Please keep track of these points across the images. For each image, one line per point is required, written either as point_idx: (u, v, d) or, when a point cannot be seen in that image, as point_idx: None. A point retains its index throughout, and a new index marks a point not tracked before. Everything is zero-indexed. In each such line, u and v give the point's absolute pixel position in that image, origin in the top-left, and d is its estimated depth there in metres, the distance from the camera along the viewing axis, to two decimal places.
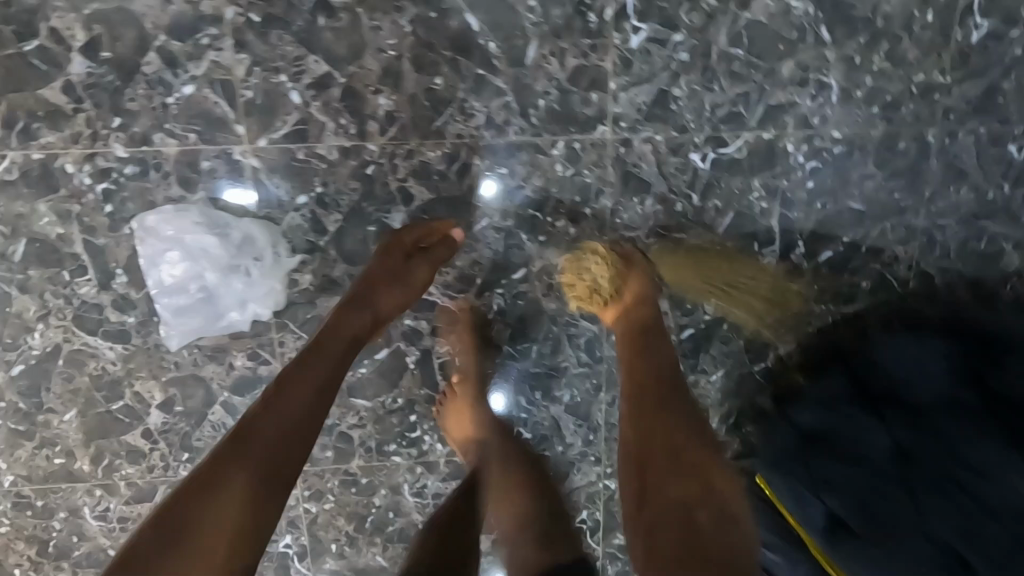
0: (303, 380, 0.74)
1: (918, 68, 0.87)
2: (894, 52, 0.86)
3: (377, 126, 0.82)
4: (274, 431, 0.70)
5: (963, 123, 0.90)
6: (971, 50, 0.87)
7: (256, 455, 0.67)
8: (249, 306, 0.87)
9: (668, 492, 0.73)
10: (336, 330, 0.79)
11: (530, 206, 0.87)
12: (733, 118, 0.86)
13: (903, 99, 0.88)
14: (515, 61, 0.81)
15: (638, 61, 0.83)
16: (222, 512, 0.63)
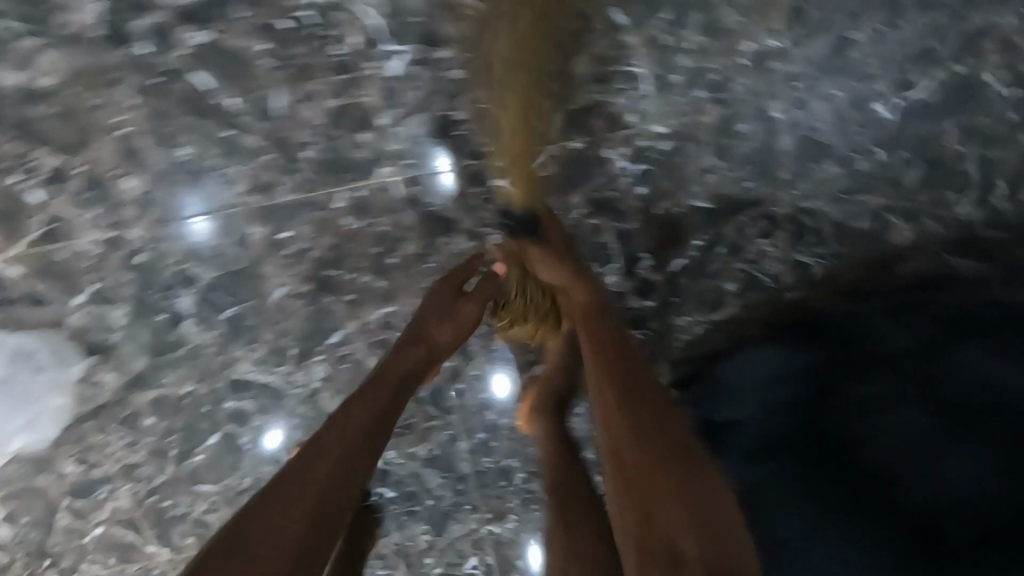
0: (356, 414, 0.62)
1: (743, 36, 0.73)
2: (708, 23, 0.72)
3: (133, 210, 0.74)
4: (334, 469, 0.57)
5: (814, 89, 0.76)
6: (804, 3, 0.72)
7: (307, 502, 0.54)
8: (42, 424, 0.84)
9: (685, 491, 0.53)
10: (392, 373, 0.68)
11: (327, 266, 0.79)
12: (533, 132, 0.75)
13: (732, 75, 0.74)
14: (264, 114, 0.72)
15: (405, 90, 0.72)
16: (285, 554, 0.50)
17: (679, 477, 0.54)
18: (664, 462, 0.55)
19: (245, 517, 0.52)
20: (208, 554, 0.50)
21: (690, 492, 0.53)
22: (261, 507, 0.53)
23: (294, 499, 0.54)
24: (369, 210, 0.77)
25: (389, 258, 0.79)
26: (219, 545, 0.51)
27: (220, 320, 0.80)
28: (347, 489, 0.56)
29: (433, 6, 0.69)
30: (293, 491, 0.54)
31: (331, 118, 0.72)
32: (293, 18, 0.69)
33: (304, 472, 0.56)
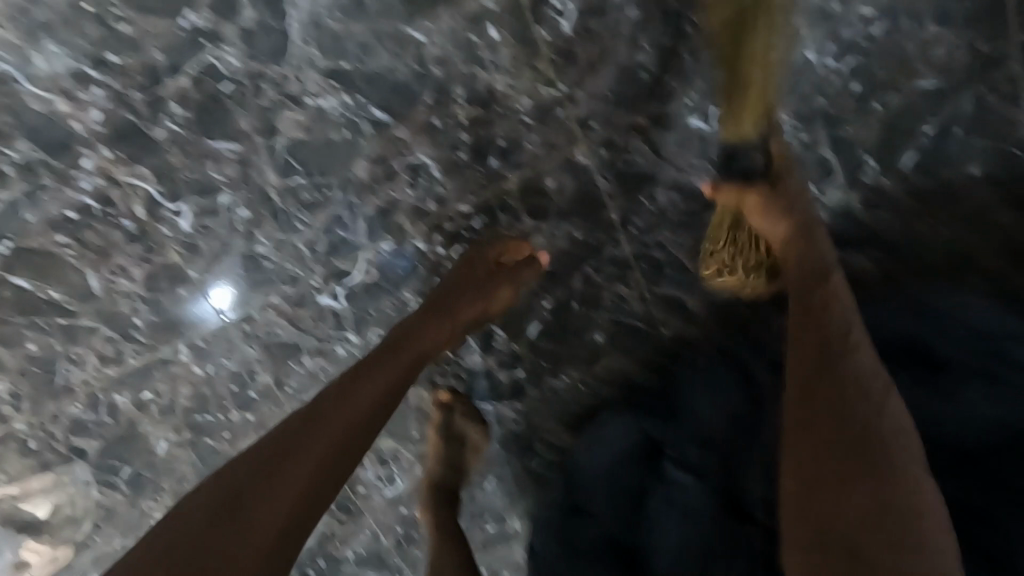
0: (368, 387, 0.62)
1: (517, 94, 0.68)
2: (475, 93, 0.68)
3: (11, 406, 0.80)
4: (340, 420, 0.59)
5: (613, 124, 0.70)
6: (570, 43, 0.66)
7: (309, 461, 0.55)
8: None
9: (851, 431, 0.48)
10: (416, 337, 0.67)
11: (196, 413, 0.81)
12: (340, 244, 0.73)
13: (521, 136, 0.70)
14: (86, 296, 0.75)
15: (202, 240, 0.73)
16: (277, 510, 0.52)
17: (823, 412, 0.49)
18: (822, 401, 0.50)
19: (242, 478, 0.54)
20: (211, 512, 0.52)
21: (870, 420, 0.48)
22: (270, 466, 0.54)
23: (296, 460, 0.55)
24: (213, 355, 0.78)
25: (250, 392, 0.80)
26: (217, 502, 0.52)
27: (120, 481, 0.85)
28: (346, 458, 0.57)
29: (198, 158, 0.69)
30: (300, 453, 0.55)
31: (146, 283, 0.74)
32: (76, 206, 0.70)
33: (295, 436, 0.57)
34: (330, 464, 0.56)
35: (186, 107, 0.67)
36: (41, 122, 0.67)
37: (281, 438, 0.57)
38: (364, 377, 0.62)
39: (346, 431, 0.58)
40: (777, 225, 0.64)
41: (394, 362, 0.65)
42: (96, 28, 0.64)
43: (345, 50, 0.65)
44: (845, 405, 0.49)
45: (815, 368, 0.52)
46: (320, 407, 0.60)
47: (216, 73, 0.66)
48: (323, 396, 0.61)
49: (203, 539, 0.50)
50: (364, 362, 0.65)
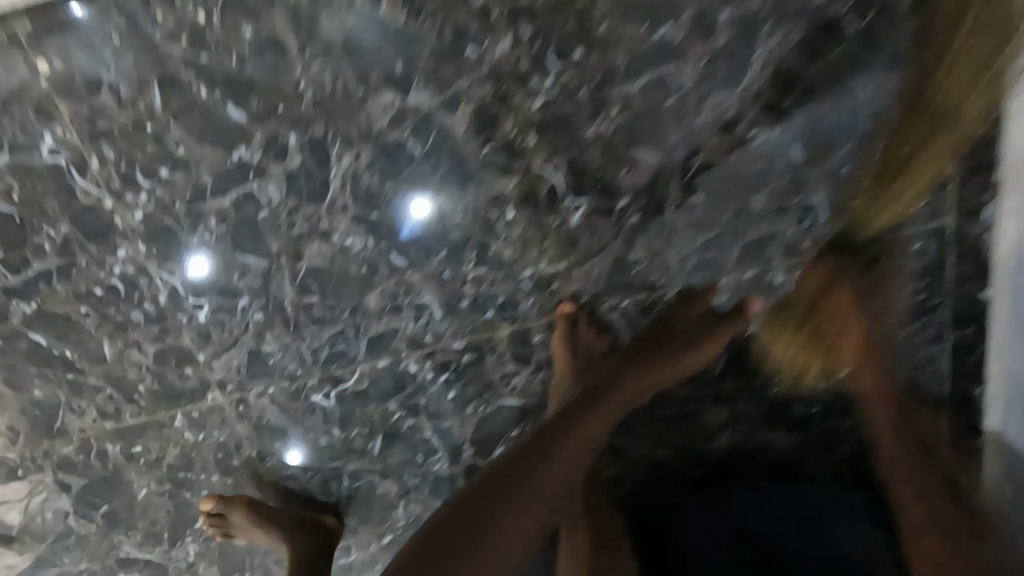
0: (588, 428, 0.72)
1: (522, 264, 0.76)
2: (487, 256, 0.76)
3: (7, 437, 0.86)
4: (569, 461, 0.70)
5: (602, 302, 0.79)
6: (575, 233, 0.75)
7: (542, 467, 0.68)
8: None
9: (890, 446, 0.77)
10: (621, 399, 0.74)
11: (178, 469, 0.88)
12: (341, 356, 0.81)
13: (519, 297, 0.78)
14: (96, 359, 0.81)
15: (216, 332, 0.79)
16: (517, 530, 0.67)
17: (871, 389, 0.78)
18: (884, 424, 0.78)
19: (438, 542, 0.65)
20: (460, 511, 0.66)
21: (901, 447, 0.77)
22: (486, 521, 0.66)
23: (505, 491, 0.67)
24: (206, 425, 0.85)
25: (232, 461, 0.88)
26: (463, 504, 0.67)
27: (97, 516, 0.92)
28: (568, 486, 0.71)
29: (225, 266, 0.76)
30: (498, 507, 0.66)
31: (155, 358, 0.81)
32: (103, 284, 0.76)
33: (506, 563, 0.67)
34: (569, 477, 0.70)
35: (223, 222, 0.73)
36: (83, 211, 0.72)
37: (518, 452, 0.70)
38: (582, 423, 0.72)
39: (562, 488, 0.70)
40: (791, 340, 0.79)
41: (584, 423, 0.72)
42: (152, 146, 0.70)
43: (377, 203, 0.73)
44: (885, 441, 0.78)
45: (915, 467, 0.75)
46: (553, 430, 0.71)
47: (256, 202, 0.72)
48: (525, 448, 0.70)
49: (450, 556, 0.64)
50: (593, 396, 0.73)
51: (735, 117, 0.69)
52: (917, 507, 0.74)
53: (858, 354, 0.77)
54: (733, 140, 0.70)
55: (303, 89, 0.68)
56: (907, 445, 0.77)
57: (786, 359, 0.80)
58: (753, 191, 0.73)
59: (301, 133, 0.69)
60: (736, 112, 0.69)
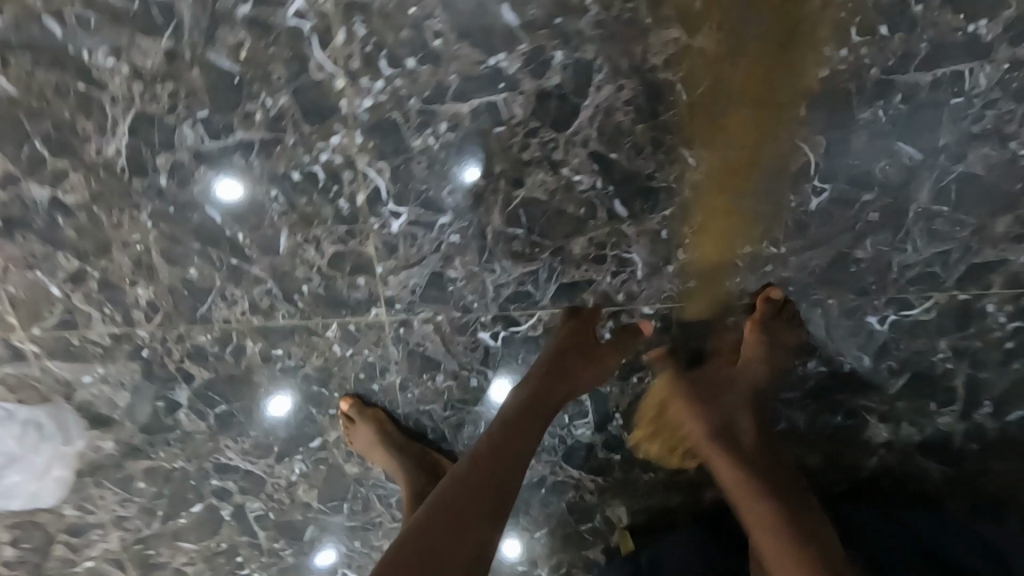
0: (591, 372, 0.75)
1: (741, 239, 0.74)
2: (710, 223, 0.73)
3: (141, 313, 0.79)
4: (534, 418, 0.71)
5: (806, 296, 0.76)
6: (807, 218, 0.72)
7: (530, 443, 0.70)
8: (49, 484, 0.91)
9: (803, 497, 0.71)
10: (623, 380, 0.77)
11: (314, 382, 0.84)
12: (524, 296, 0.78)
13: (726, 272, 0.75)
14: (268, 249, 0.75)
15: (405, 245, 0.75)
16: (491, 511, 0.63)
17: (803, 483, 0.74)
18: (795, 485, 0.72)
19: (452, 507, 0.62)
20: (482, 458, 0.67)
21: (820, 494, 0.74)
22: (487, 481, 0.65)
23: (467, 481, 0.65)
24: (360, 341, 0.81)
25: (372, 384, 0.84)
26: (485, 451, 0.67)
27: (210, 414, 0.86)
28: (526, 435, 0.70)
29: (438, 177, 0.71)
30: (517, 444, 0.69)
31: (332, 260, 0.76)
32: (304, 170, 0.71)
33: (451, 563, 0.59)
34: (528, 431, 0.70)
35: (453, 130, 0.69)
36: (311, 86, 0.66)
37: (513, 416, 0.71)
38: (582, 372, 0.74)
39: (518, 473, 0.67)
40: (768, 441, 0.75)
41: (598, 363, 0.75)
42: (408, 31, 0.63)
43: (621, 144, 0.69)
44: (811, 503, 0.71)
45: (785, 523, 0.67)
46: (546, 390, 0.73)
47: (495, 115, 0.68)
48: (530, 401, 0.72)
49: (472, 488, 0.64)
50: (593, 350, 0.75)
51: (1015, 134, 0.67)
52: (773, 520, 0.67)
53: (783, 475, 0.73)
54: (1003, 156, 0.68)
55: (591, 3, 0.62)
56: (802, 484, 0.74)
57: (773, 450, 0.75)
58: (1000, 214, 0.71)
59: (572, 53, 0.64)
60: (1017, 128, 0.66)
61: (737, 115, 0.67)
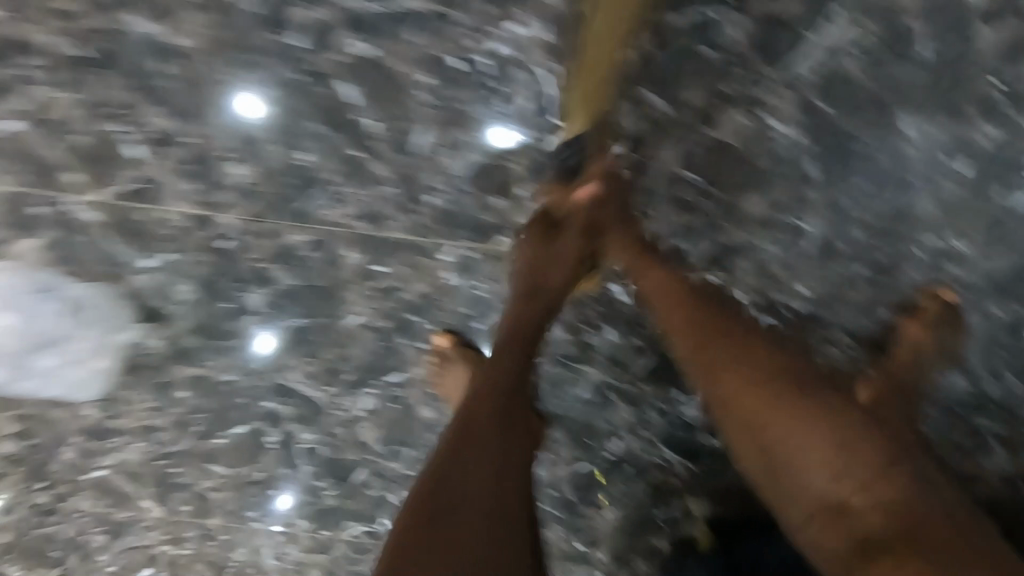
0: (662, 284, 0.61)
1: (932, 229, 0.65)
2: (904, 205, 0.64)
3: (229, 197, 0.68)
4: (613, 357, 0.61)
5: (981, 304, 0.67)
6: (1012, 218, 0.63)
7: (490, 437, 0.57)
8: (72, 379, 0.79)
9: (775, 427, 0.50)
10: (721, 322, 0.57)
11: (408, 310, 0.74)
12: (671, 256, 0.67)
13: (904, 263, 0.66)
14: (399, 146, 0.65)
15: (556, 170, 0.65)
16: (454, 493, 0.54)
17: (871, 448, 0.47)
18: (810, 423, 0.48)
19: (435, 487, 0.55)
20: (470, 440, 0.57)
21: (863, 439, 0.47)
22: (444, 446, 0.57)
23: (485, 439, 0.57)
24: (473, 273, 0.70)
25: (473, 323, 0.73)
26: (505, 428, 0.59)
27: (282, 326, 0.76)
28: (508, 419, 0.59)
29: (615, 96, 0.61)
30: (479, 437, 0.57)
31: (468, 172, 0.66)
32: (467, 58, 0.62)
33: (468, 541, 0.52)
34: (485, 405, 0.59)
35: (652, 39, 0.61)
36: None
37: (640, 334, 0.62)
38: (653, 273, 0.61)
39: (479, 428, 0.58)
40: (732, 351, 0.54)
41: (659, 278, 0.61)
42: None
43: (833, 97, 0.61)
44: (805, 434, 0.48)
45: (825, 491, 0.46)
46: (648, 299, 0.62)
47: (705, 36, 0.61)
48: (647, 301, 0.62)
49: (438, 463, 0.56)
50: (644, 270, 0.62)
51: None
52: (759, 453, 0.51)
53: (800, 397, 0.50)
54: None
55: None
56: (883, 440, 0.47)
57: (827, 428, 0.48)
58: None
59: None
60: None
61: (967, 83, 0.60)
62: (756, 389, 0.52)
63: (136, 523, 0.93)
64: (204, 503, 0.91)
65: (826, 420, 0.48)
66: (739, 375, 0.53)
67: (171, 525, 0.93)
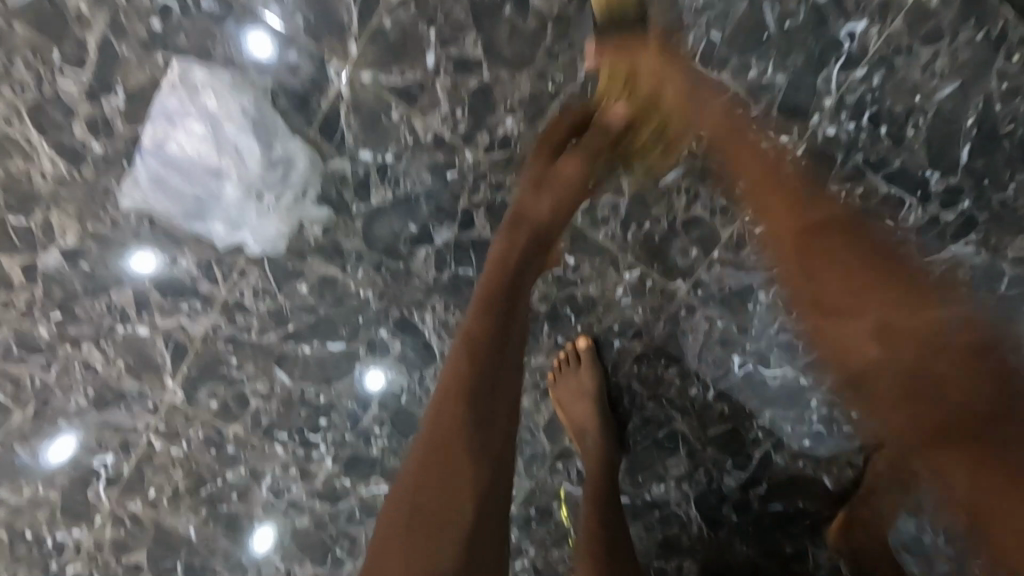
0: (807, 225, 0.71)
1: None
2: None
3: (486, 141, 0.73)
4: (837, 269, 0.69)
5: None
6: None
7: (476, 340, 0.62)
8: (208, 219, 0.74)
9: (869, 292, 0.67)
10: (804, 254, 0.71)
11: (569, 305, 0.83)
12: (789, 349, 0.81)
13: None
14: (651, 175, 0.76)
15: (751, 251, 0.79)
16: (478, 399, 0.59)
17: (888, 307, 0.66)
18: (915, 420, 0.65)
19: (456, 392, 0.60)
20: (448, 408, 0.59)
21: (929, 346, 0.64)
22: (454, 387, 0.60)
23: (495, 385, 0.60)
24: (643, 299, 0.81)
25: (615, 338, 0.83)
26: (844, 289, 0.68)
27: (448, 270, 0.77)
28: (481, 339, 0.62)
29: None
30: (465, 365, 0.60)
31: (688, 220, 0.78)
32: None
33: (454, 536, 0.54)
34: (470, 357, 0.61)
35: (863, 198, 0.77)
36: (806, 86, 0.73)
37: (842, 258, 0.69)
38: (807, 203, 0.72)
39: (483, 367, 0.60)
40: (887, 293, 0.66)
41: (803, 217, 0.72)
42: (901, 104, 0.74)
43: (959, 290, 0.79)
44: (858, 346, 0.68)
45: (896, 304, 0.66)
46: (845, 248, 0.69)
47: (895, 210, 0.78)
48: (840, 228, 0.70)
49: (455, 409, 0.59)
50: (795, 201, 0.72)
51: None
52: (864, 278, 0.67)
53: (843, 295, 0.68)
54: None
55: (1010, 187, 0.76)
56: (851, 260, 0.68)
57: (845, 273, 0.68)
58: None
59: (977, 208, 0.76)
60: None
61: None
62: (834, 257, 0.69)
63: (141, 400, 0.81)
64: (235, 406, 0.82)
65: (884, 307, 0.66)
66: (852, 270, 0.68)
67: (179, 418, 0.82)
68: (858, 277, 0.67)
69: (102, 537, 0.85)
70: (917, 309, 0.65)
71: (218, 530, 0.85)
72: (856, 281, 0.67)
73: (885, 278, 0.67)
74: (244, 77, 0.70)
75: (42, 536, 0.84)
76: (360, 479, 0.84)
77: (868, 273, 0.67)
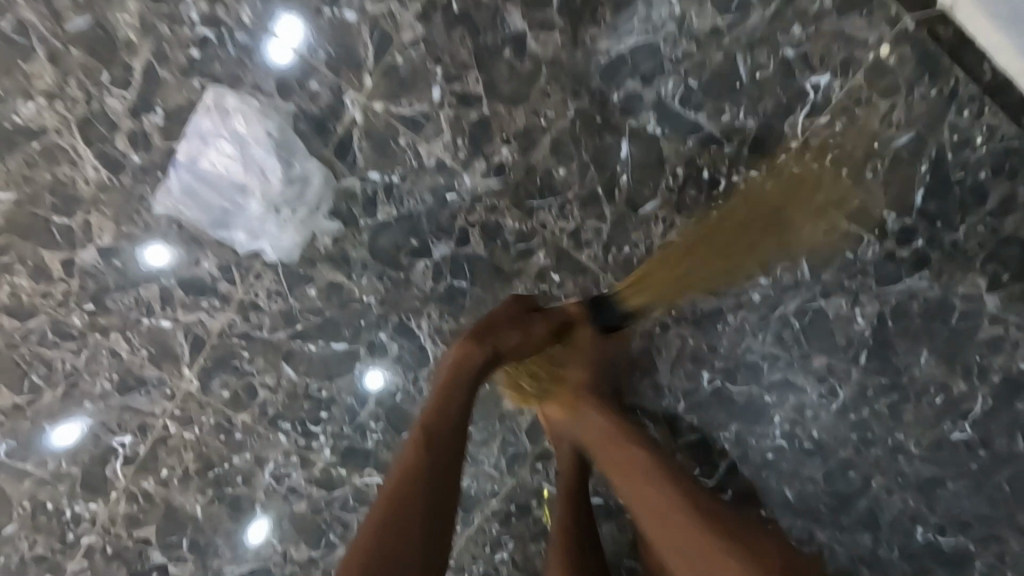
0: (629, 484, 0.78)
1: (922, 437, 0.88)
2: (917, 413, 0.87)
3: (483, 167, 0.81)
4: (654, 494, 0.76)
5: (937, 509, 0.88)
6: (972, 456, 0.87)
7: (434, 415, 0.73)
8: (231, 228, 0.82)
9: (670, 514, 0.75)
10: (634, 488, 0.77)
11: None
12: (754, 368, 0.89)
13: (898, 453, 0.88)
14: (631, 203, 0.83)
15: None
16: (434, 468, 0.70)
17: (693, 521, 0.73)
18: None
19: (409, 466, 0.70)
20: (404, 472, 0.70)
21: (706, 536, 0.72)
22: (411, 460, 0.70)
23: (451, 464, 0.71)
24: None
25: None
26: (668, 498, 0.75)
27: (444, 282, 0.85)
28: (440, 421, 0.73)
29: (785, 250, 0.85)
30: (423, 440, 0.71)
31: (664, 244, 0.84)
32: (713, 174, 0.82)
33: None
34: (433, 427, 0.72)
35: (825, 233, 0.84)
36: (773, 129, 0.81)
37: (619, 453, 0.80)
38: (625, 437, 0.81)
39: (434, 456, 0.71)
40: (671, 478, 0.77)
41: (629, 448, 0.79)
42: (860, 149, 0.81)
43: (913, 320, 0.86)
44: (685, 547, 0.73)
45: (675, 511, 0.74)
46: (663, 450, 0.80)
47: (855, 244, 0.85)
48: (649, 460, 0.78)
49: (408, 483, 0.69)
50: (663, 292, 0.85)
51: None
52: (676, 490, 0.76)
53: (650, 471, 0.77)
54: None
55: (961, 228, 0.83)
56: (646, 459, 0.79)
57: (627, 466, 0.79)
58: None
59: (930, 245, 0.83)
60: None
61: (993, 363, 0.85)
62: (654, 477, 0.77)
63: (159, 386, 0.89)
64: (244, 397, 0.90)
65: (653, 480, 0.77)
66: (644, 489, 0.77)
67: (193, 404, 0.90)
68: (655, 482, 0.76)
69: (116, 511, 0.92)
70: (670, 508, 0.75)
71: (221, 511, 0.93)
72: (663, 513, 0.75)
73: (659, 507, 0.75)
74: (269, 103, 0.79)
75: (61, 508, 0.92)
76: (355, 469, 0.92)
77: (621, 457, 0.79)
